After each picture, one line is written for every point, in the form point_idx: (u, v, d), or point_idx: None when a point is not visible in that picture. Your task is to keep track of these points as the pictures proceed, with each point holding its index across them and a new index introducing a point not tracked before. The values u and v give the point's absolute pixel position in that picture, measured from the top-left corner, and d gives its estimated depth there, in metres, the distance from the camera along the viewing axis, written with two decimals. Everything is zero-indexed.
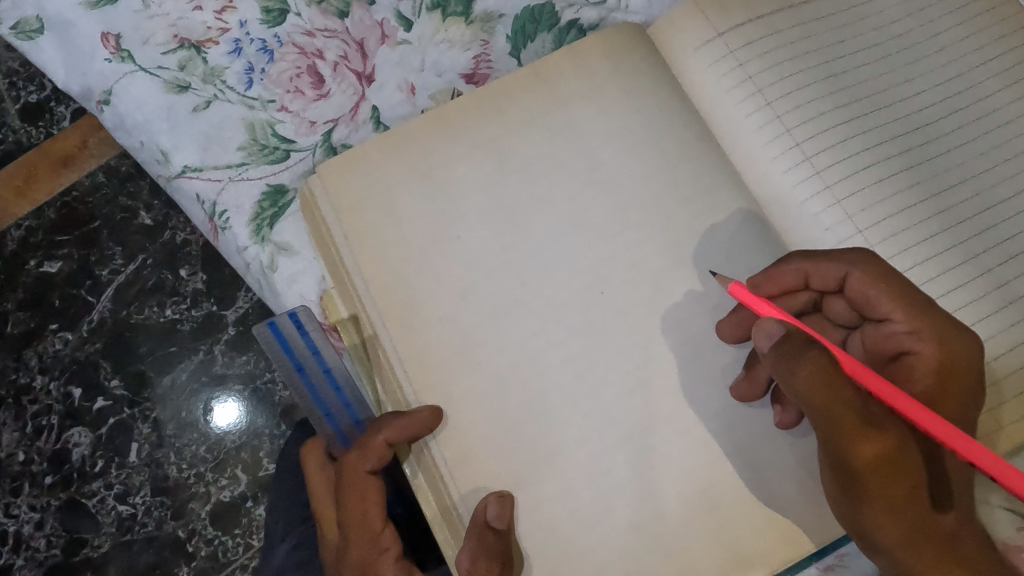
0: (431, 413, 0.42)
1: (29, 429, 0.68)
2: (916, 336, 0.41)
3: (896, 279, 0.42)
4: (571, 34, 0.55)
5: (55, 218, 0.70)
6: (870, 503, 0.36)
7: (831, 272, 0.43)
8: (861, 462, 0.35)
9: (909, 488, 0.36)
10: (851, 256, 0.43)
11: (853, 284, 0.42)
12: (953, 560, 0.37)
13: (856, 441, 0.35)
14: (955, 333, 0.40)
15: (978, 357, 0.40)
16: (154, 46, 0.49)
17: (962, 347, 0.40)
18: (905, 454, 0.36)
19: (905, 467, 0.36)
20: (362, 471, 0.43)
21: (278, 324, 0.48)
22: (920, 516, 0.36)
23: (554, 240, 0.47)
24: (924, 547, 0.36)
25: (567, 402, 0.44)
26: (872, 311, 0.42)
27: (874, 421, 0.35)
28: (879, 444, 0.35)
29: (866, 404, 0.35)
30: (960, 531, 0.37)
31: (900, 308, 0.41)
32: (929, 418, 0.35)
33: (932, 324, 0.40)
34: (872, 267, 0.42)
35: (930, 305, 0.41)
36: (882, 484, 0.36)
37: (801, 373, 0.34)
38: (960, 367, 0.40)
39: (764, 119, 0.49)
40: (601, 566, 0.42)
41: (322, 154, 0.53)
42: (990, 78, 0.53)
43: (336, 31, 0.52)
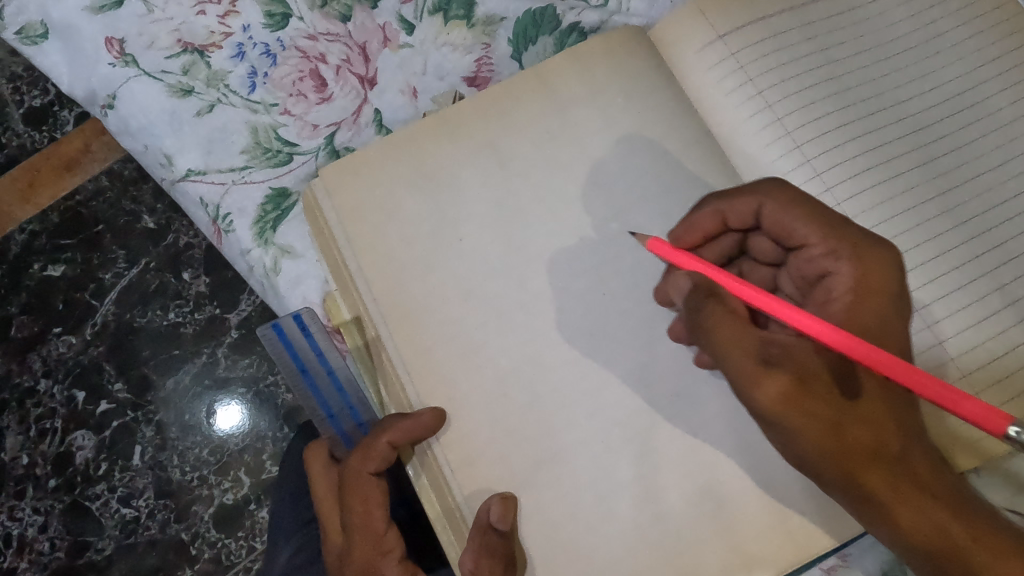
0: (433, 415, 0.42)
1: (33, 432, 0.68)
2: (833, 256, 0.40)
3: (807, 202, 0.41)
4: (572, 37, 0.55)
5: (58, 222, 0.71)
6: (799, 440, 0.35)
7: (744, 207, 0.42)
8: (768, 407, 0.34)
9: (832, 417, 0.34)
10: (763, 187, 0.42)
11: (769, 215, 0.42)
12: (910, 484, 0.35)
13: (755, 385, 0.34)
14: (870, 247, 0.39)
15: (896, 270, 0.38)
16: (157, 51, 0.50)
17: (880, 261, 0.38)
18: (814, 385, 0.35)
19: (819, 399, 0.34)
20: (365, 473, 0.43)
21: (282, 325, 0.48)
22: (856, 441, 0.35)
23: (555, 243, 0.47)
24: (873, 472, 0.35)
25: (569, 404, 0.44)
26: (788, 237, 0.41)
27: (774, 360, 0.35)
28: (782, 383, 0.34)
29: (767, 346, 0.35)
30: (908, 449, 0.35)
31: (815, 230, 0.40)
32: (839, 335, 0.35)
33: (845, 241, 0.39)
34: (782, 195, 0.41)
35: (843, 223, 0.40)
36: (811, 430, 0.34)
37: (705, 328, 0.35)
38: (880, 280, 0.38)
39: (764, 121, 0.50)
40: (604, 568, 0.42)
41: (324, 157, 0.53)
42: (989, 80, 0.53)
43: (338, 35, 0.52)
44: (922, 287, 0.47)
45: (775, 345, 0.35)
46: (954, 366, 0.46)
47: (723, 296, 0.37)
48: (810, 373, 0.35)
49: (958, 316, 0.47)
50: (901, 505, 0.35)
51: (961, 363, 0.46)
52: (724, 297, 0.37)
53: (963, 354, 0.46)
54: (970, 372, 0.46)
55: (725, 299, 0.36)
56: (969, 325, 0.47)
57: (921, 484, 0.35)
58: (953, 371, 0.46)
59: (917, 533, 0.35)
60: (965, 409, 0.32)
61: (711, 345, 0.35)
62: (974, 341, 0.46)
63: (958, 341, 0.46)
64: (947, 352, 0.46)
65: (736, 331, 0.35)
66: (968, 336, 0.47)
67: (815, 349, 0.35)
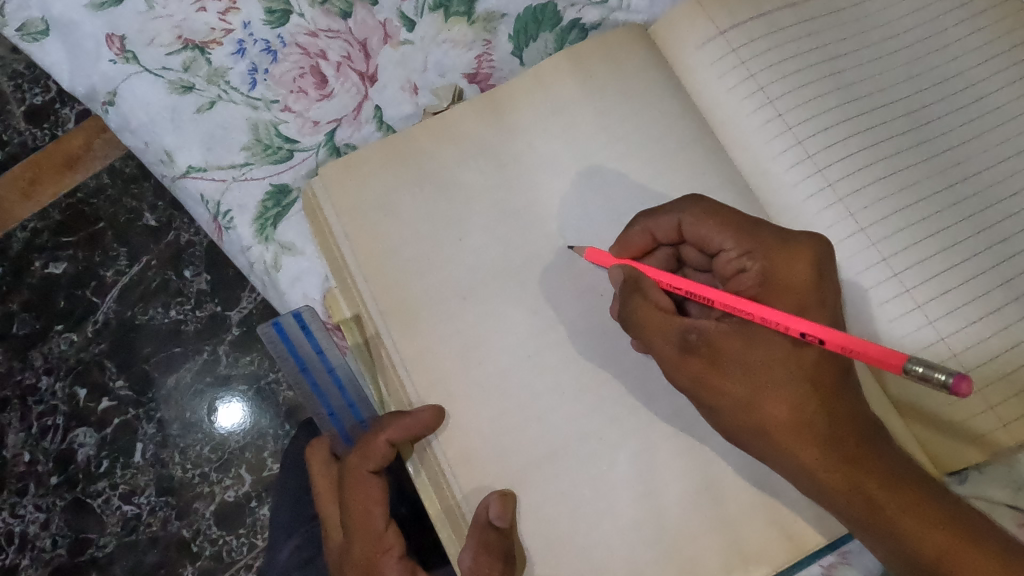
0: (433, 413, 0.42)
1: (35, 429, 0.68)
2: (747, 256, 0.40)
3: (722, 211, 0.41)
4: (573, 34, 0.55)
5: (60, 219, 0.71)
6: (722, 415, 0.38)
7: (666, 224, 0.42)
8: (687, 384, 0.39)
9: (749, 395, 0.37)
10: (680, 203, 0.42)
11: (689, 230, 0.42)
12: (829, 451, 0.37)
13: (676, 368, 0.38)
14: (782, 244, 0.39)
15: (810, 266, 0.38)
16: (158, 47, 0.50)
17: (793, 258, 0.38)
18: (730, 364, 0.38)
19: (733, 376, 0.38)
20: (365, 471, 0.43)
21: (282, 324, 0.48)
22: (772, 412, 0.37)
23: (555, 241, 0.47)
24: (795, 442, 0.37)
25: (569, 401, 0.44)
26: (707, 247, 0.41)
27: (692, 345, 0.38)
28: (698, 366, 0.38)
29: (686, 333, 0.38)
30: (836, 421, 0.38)
31: (729, 235, 0.40)
32: (751, 307, 0.37)
33: (758, 241, 0.39)
34: (699, 208, 0.41)
35: (756, 226, 0.40)
36: (725, 403, 0.38)
37: (632, 321, 0.39)
38: (789, 278, 0.38)
39: (766, 117, 0.50)
40: (604, 564, 0.42)
41: (325, 154, 0.53)
42: (992, 75, 0.53)
43: (339, 32, 0.53)
44: (925, 283, 0.47)
45: (695, 332, 0.38)
46: (956, 362, 0.46)
47: (648, 289, 0.40)
48: (726, 352, 0.38)
49: (959, 312, 0.47)
50: (834, 475, 0.38)
51: (964, 359, 0.46)
52: (648, 288, 0.40)
53: (966, 350, 0.46)
54: (972, 368, 0.46)
55: (650, 293, 0.39)
56: (971, 320, 0.47)
57: (852, 455, 0.38)
58: (954, 366, 0.46)
59: (850, 500, 0.38)
60: (869, 355, 0.34)
61: (640, 333, 0.39)
62: (976, 338, 0.46)
63: (960, 337, 0.46)
64: (949, 348, 0.46)
65: (659, 322, 0.38)
66: (971, 332, 0.46)
67: (731, 328, 0.38)
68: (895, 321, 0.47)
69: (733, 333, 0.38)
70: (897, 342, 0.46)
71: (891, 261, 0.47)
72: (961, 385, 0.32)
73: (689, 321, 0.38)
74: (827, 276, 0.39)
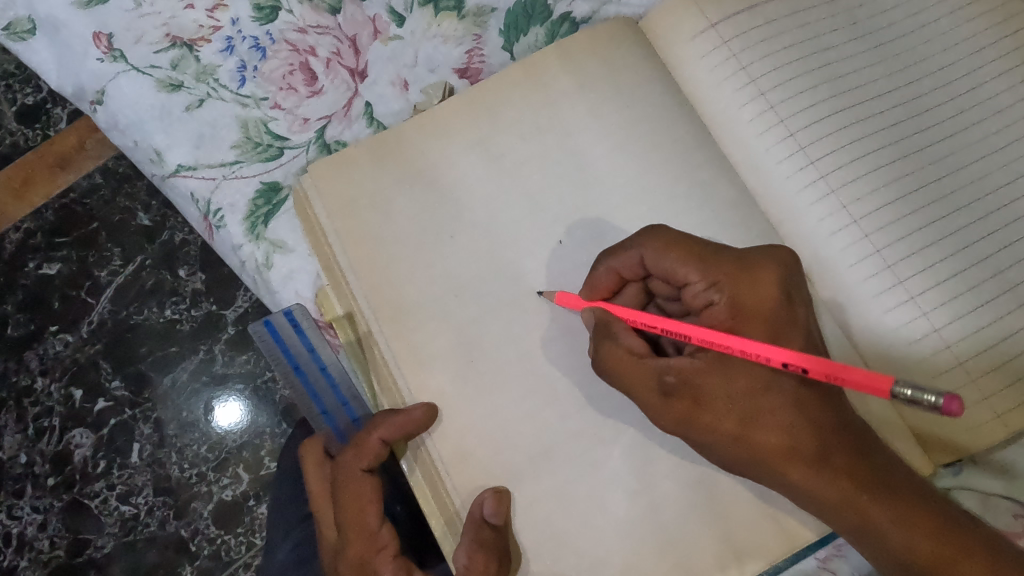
0: (425, 410, 0.42)
1: (31, 430, 0.68)
2: (713, 288, 0.39)
3: (682, 241, 0.40)
4: (564, 27, 0.54)
5: (53, 220, 0.70)
6: (713, 449, 0.38)
7: (629, 261, 0.42)
8: (670, 424, 0.39)
9: (736, 427, 0.37)
10: (638, 238, 0.41)
11: (651, 264, 0.41)
12: (816, 469, 0.37)
13: (658, 410, 0.39)
14: (744, 271, 0.39)
15: (775, 287, 0.38)
16: (146, 45, 0.50)
17: (757, 283, 0.39)
18: (711, 401, 0.38)
19: (717, 413, 0.37)
20: (358, 470, 0.43)
21: (273, 323, 0.49)
22: (758, 439, 0.37)
23: (546, 236, 0.47)
24: (783, 465, 0.37)
25: (562, 397, 0.44)
26: (672, 280, 0.41)
27: (669, 387, 0.38)
28: (680, 408, 0.38)
29: (662, 375, 0.38)
30: (825, 441, 0.37)
31: (693, 267, 0.40)
32: (728, 340, 0.37)
33: (722, 270, 0.39)
34: (658, 241, 0.41)
35: (716, 253, 0.40)
36: (708, 433, 0.38)
37: (609, 367, 0.40)
38: (757, 304, 0.38)
39: (758, 109, 0.49)
40: (600, 560, 0.42)
41: (315, 151, 0.52)
42: (986, 64, 0.53)
43: (329, 28, 0.52)
44: (917, 274, 0.47)
45: (671, 373, 0.38)
46: (950, 353, 0.46)
47: (619, 334, 0.41)
48: (706, 391, 0.38)
49: (951, 303, 0.46)
50: (828, 493, 0.37)
51: (957, 350, 0.46)
52: (618, 332, 0.41)
53: (960, 341, 0.46)
54: (965, 359, 0.46)
55: (621, 337, 0.40)
56: (964, 312, 0.46)
57: (844, 474, 0.37)
58: (949, 358, 0.46)
59: (845, 514, 0.38)
60: (854, 379, 0.34)
61: (617, 378, 0.40)
62: (966, 331, 0.46)
63: (954, 328, 0.46)
64: (943, 339, 0.46)
65: (635, 367, 0.39)
66: (963, 324, 0.46)
67: (707, 365, 0.38)
68: (887, 313, 0.46)
69: (710, 370, 0.38)
70: (891, 334, 0.46)
71: (884, 252, 0.47)
72: (951, 404, 0.32)
73: (664, 363, 0.39)
74: (795, 295, 0.39)
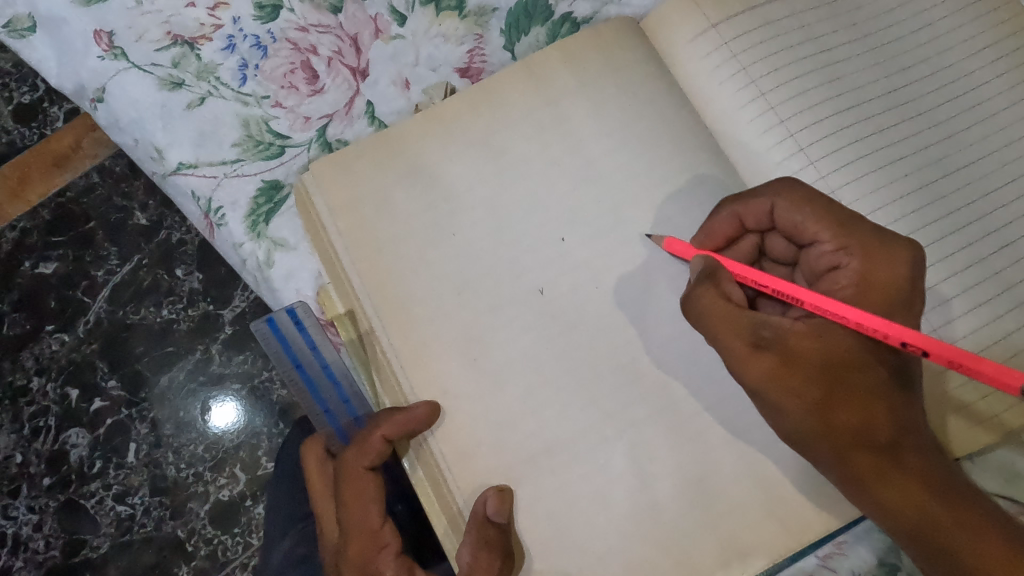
0: (427, 409, 0.42)
1: (26, 430, 0.68)
2: (843, 252, 0.40)
3: (821, 201, 0.41)
4: (565, 27, 0.55)
5: (50, 219, 0.70)
6: (789, 415, 0.39)
7: (757, 208, 0.43)
8: (752, 380, 0.39)
9: (820, 396, 0.38)
10: (772, 188, 0.42)
11: (780, 215, 0.42)
12: (886, 460, 0.38)
13: (744, 362, 0.39)
14: (880, 244, 0.39)
15: (905, 267, 0.39)
16: (147, 43, 0.49)
17: (890, 258, 0.39)
18: (803, 365, 0.38)
19: (806, 377, 0.38)
20: (361, 468, 0.43)
21: (276, 321, 0.47)
22: (840, 416, 0.38)
23: (547, 235, 0.47)
24: (853, 450, 0.38)
25: (564, 395, 0.44)
26: (799, 235, 0.42)
27: (764, 340, 0.38)
28: (770, 363, 0.38)
29: (758, 328, 0.38)
30: (900, 434, 0.38)
31: (825, 227, 0.41)
32: (847, 311, 0.37)
33: (857, 239, 0.40)
34: (795, 194, 0.41)
35: (855, 219, 0.40)
36: (789, 396, 0.38)
37: (703, 311, 0.39)
38: (887, 279, 0.39)
39: (759, 109, 0.50)
40: (601, 558, 0.42)
41: (317, 150, 0.53)
42: (983, 66, 0.54)
43: (330, 27, 0.52)
44: None
45: (768, 328, 0.38)
46: None
47: (723, 282, 0.40)
48: (799, 352, 0.38)
49: (948, 303, 0.47)
50: (886, 487, 0.38)
51: (953, 349, 0.47)
52: (723, 281, 0.40)
53: (955, 341, 0.47)
54: None
55: (723, 284, 0.40)
56: (961, 312, 0.47)
57: (908, 471, 0.38)
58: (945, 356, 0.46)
59: (901, 510, 0.38)
60: (982, 372, 0.34)
61: (707, 324, 0.39)
62: (963, 331, 0.47)
63: (949, 328, 0.47)
64: (939, 339, 0.47)
65: (731, 315, 0.39)
66: (960, 322, 0.47)
67: (810, 329, 0.38)
68: None
69: (809, 334, 0.38)
70: None
71: None
72: None
73: (764, 318, 0.39)
74: (919, 282, 0.39)
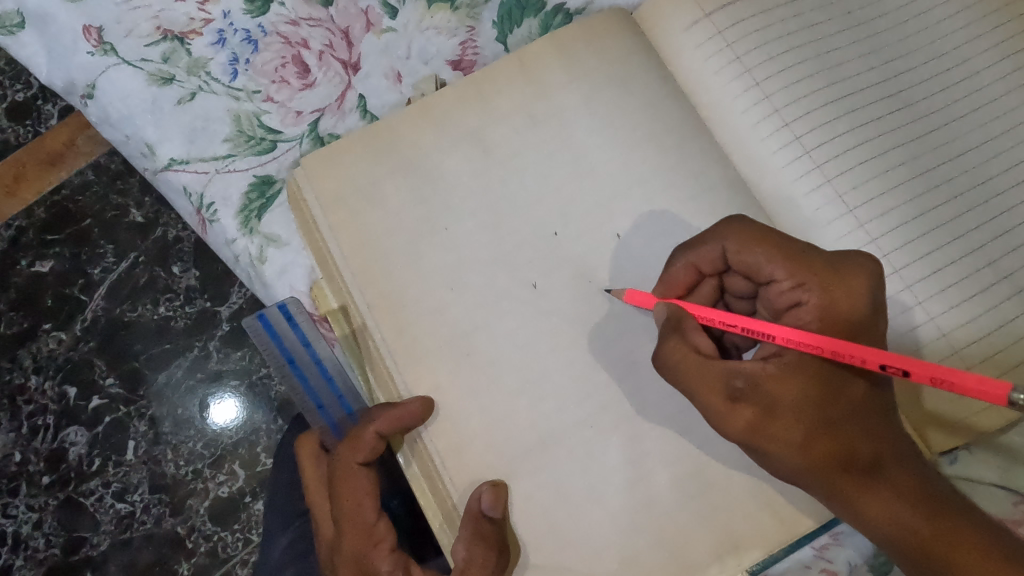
0: (421, 404, 0.42)
1: (25, 429, 0.68)
2: (801, 288, 0.39)
3: (772, 238, 0.40)
4: (557, 18, 0.55)
5: (46, 217, 0.70)
6: (773, 459, 0.38)
7: (710, 254, 0.42)
8: (736, 433, 0.38)
9: (802, 437, 0.37)
10: (723, 230, 0.41)
11: (733, 257, 0.41)
12: (871, 481, 0.38)
13: (725, 417, 0.38)
14: (837, 276, 0.38)
15: (866, 298, 0.38)
16: (137, 38, 0.49)
17: (852, 289, 0.38)
18: (782, 412, 0.38)
19: (785, 424, 0.38)
20: (354, 464, 0.43)
21: (268, 316, 0.48)
22: (824, 452, 0.38)
23: (541, 228, 0.47)
24: (839, 477, 0.38)
25: (559, 388, 0.44)
26: (754, 275, 0.41)
27: (740, 392, 0.38)
28: (749, 414, 0.38)
29: (732, 378, 0.38)
30: (879, 452, 0.38)
31: (780, 265, 0.39)
32: (817, 342, 0.36)
33: (812, 272, 0.39)
34: (744, 234, 0.40)
35: (807, 253, 0.39)
36: (769, 441, 0.38)
37: (671, 367, 0.39)
38: (848, 311, 0.38)
39: (753, 99, 0.49)
40: (597, 552, 0.42)
41: (309, 145, 0.53)
42: (978, 54, 0.53)
43: (321, 20, 0.51)
44: (914, 263, 0.47)
45: (741, 377, 0.38)
46: (946, 342, 0.46)
47: (689, 330, 0.40)
48: (776, 398, 0.38)
49: (945, 293, 0.47)
50: (874, 506, 0.38)
51: (953, 339, 0.46)
52: (690, 331, 0.40)
53: (955, 329, 0.46)
54: (962, 346, 0.46)
55: (690, 333, 0.40)
56: (961, 300, 0.47)
57: (895, 488, 0.38)
58: (944, 347, 0.46)
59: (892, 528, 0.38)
60: (966, 383, 0.33)
61: (680, 379, 0.39)
62: (962, 319, 0.46)
63: (949, 317, 0.46)
64: (939, 328, 0.46)
65: (701, 368, 0.38)
66: (960, 311, 0.47)
67: (782, 370, 0.38)
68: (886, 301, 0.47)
69: (782, 376, 0.38)
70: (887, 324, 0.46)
71: (881, 242, 0.47)
72: None
73: (734, 366, 0.38)
74: (879, 304, 0.39)
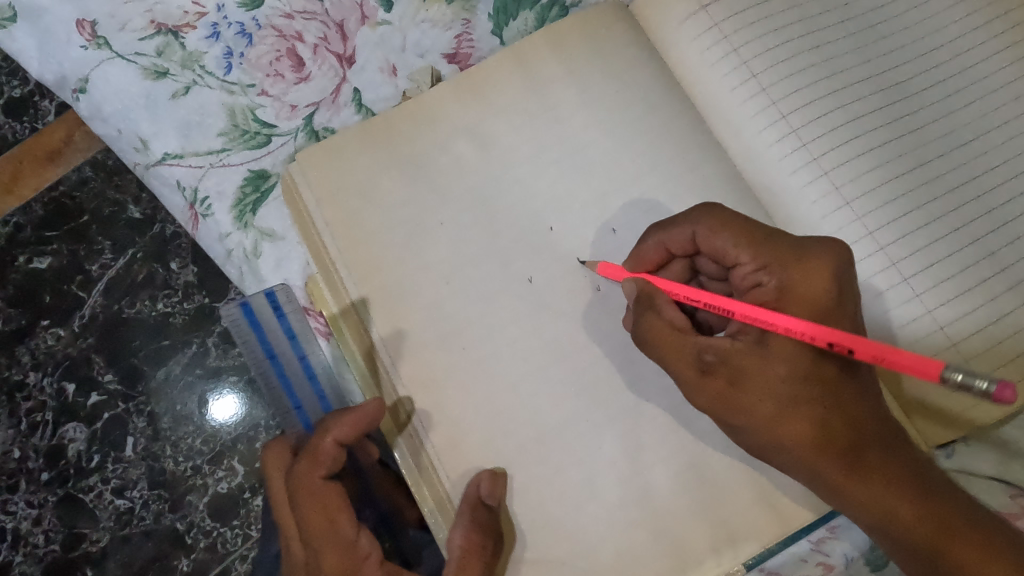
0: (376, 405, 0.42)
1: (24, 425, 0.67)
2: (763, 270, 0.39)
3: (739, 222, 0.40)
4: (553, 11, 0.54)
5: (43, 213, 0.69)
6: (745, 432, 0.38)
7: (681, 236, 0.42)
8: (705, 402, 0.38)
9: (774, 412, 0.37)
10: (693, 214, 0.41)
11: (703, 242, 0.41)
12: (851, 463, 0.37)
13: (694, 387, 0.38)
14: (797, 259, 0.38)
15: (827, 279, 0.37)
16: (131, 33, 0.49)
17: (811, 272, 0.37)
18: (752, 385, 0.37)
19: (756, 397, 0.37)
20: (317, 480, 0.41)
21: (252, 304, 0.48)
22: (801, 432, 0.37)
23: (535, 224, 0.46)
24: (816, 457, 0.37)
25: (554, 383, 0.44)
26: (723, 259, 0.41)
27: (709, 365, 0.38)
28: (718, 385, 0.38)
29: (701, 352, 0.38)
30: (862, 436, 0.37)
31: (746, 249, 0.39)
32: (773, 317, 0.36)
33: (775, 256, 0.38)
34: (713, 219, 0.41)
35: (772, 237, 0.39)
36: (739, 412, 0.38)
37: (646, 337, 0.39)
38: (806, 292, 0.37)
39: (749, 92, 0.49)
40: (591, 546, 0.42)
41: (303, 138, 0.52)
42: (976, 46, 0.53)
43: (316, 14, 0.52)
44: (909, 257, 0.47)
45: (711, 351, 0.38)
46: (943, 335, 0.46)
47: (663, 306, 0.40)
48: (747, 371, 0.37)
49: (941, 286, 0.47)
50: (856, 486, 0.38)
51: (951, 332, 0.46)
52: (661, 305, 0.40)
53: (953, 323, 0.46)
54: (960, 339, 0.46)
55: (663, 308, 0.40)
56: (956, 293, 0.47)
57: (874, 470, 0.38)
58: (941, 339, 0.46)
59: (869, 508, 0.38)
60: (902, 361, 0.33)
61: (654, 350, 0.39)
62: (956, 313, 0.46)
63: (946, 310, 0.46)
64: (935, 321, 0.46)
65: (672, 340, 0.38)
66: (956, 305, 0.46)
67: (748, 346, 0.37)
68: (882, 294, 0.46)
69: (752, 351, 0.37)
70: (882, 318, 0.46)
71: (876, 235, 0.47)
72: (1004, 391, 0.31)
73: (705, 341, 0.38)
74: (846, 290, 0.37)
